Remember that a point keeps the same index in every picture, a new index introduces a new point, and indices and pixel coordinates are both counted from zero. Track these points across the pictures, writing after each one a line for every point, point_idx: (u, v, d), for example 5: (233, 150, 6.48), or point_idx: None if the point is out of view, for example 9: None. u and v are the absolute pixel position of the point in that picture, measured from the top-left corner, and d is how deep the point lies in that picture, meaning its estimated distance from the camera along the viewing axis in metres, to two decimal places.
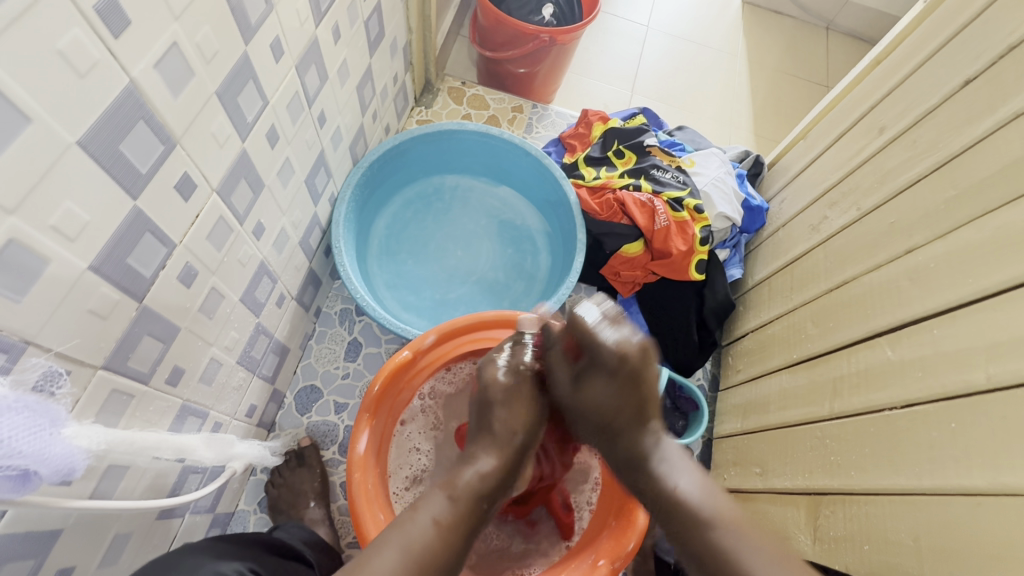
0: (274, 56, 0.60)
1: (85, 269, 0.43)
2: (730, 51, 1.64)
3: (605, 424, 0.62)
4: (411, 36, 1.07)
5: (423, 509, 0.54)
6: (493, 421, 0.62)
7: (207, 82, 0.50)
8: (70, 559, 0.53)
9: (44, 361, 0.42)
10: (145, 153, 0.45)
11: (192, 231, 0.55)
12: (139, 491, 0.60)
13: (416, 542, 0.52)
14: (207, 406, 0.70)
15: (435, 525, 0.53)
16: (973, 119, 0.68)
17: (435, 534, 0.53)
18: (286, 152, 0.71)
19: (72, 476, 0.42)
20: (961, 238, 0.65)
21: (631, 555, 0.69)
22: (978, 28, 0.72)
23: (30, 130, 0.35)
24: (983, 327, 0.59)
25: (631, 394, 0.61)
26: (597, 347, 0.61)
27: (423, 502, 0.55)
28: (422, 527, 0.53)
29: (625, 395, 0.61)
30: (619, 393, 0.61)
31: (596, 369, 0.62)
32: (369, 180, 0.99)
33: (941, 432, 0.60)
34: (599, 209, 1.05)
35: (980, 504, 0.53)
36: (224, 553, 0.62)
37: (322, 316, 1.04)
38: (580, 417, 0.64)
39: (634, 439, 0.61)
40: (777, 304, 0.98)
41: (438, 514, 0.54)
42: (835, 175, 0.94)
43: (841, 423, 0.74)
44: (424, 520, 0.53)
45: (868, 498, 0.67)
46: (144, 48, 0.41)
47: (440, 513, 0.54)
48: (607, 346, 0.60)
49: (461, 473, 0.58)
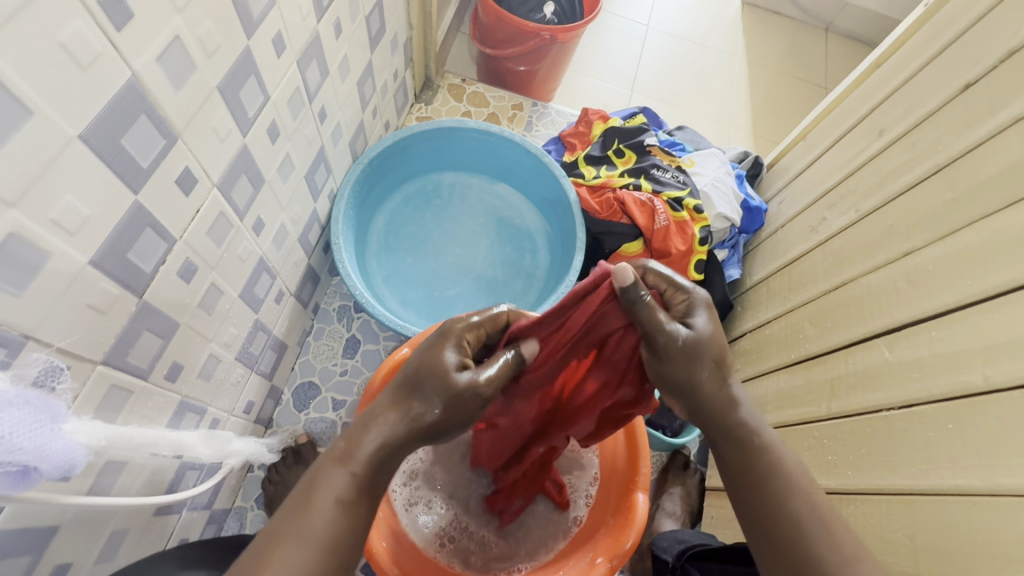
0: (276, 51, 0.59)
1: (85, 264, 0.43)
2: (729, 51, 1.64)
3: (705, 368, 0.54)
4: (412, 32, 1.07)
5: (322, 488, 0.47)
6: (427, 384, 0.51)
7: (209, 76, 0.49)
8: (68, 555, 0.53)
9: (45, 356, 0.41)
10: (146, 147, 0.45)
11: (193, 226, 0.55)
12: (136, 487, 0.60)
13: (316, 527, 0.45)
14: (205, 402, 0.69)
15: (335, 505, 0.47)
16: (972, 123, 0.69)
17: (337, 514, 0.46)
18: (287, 147, 0.70)
19: (72, 472, 0.41)
20: (959, 241, 0.65)
21: (629, 553, 0.69)
22: (979, 32, 0.72)
23: (32, 123, 0.35)
24: (979, 330, 0.59)
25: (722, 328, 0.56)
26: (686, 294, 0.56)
27: (322, 481, 0.47)
28: (326, 513, 0.46)
29: (721, 341, 0.55)
30: (715, 340, 0.55)
31: (694, 319, 0.55)
32: (369, 176, 0.98)
33: (937, 432, 0.60)
34: (599, 208, 1.05)
35: (974, 504, 0.54)
36: (192, 563, 0.62)
37: (320, 313, 1.04)
38: (677, 366, 0.54)
39: (716, 391, 0.55)
40: (775, 304, 0.98)
41: (341, 493, 0.47)
42: (834, 177, 0.94)
43: (837, 423, 0.75)
44: (325, 502, 0.46)
45: (865, 497, 0.67)
46: (147, 41, 0.41)
47: (342, 490, 0.47)
48: (696, 326, 0.54)
49: (360, 440, 0.49)
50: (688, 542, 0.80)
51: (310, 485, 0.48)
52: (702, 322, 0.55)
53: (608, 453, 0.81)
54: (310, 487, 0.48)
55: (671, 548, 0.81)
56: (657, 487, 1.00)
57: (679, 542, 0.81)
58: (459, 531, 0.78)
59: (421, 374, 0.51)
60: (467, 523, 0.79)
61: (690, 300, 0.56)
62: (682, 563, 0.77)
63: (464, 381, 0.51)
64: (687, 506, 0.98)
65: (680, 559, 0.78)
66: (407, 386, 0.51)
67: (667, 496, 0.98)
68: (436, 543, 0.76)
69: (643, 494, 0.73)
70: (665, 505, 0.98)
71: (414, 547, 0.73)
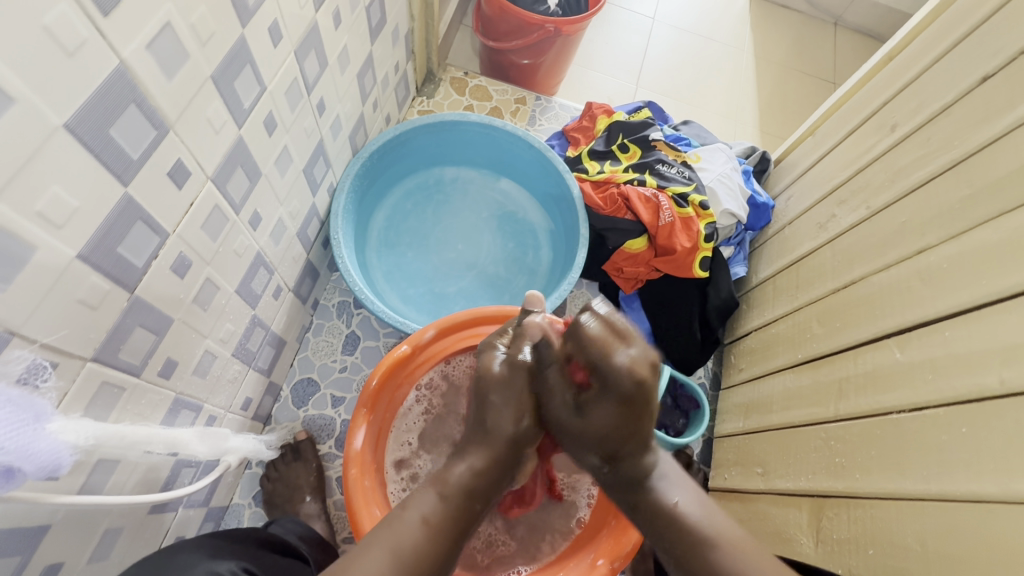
0: (272, 41, 0.58)
1: (72, 258, 0.41)
2: (736, 45, 1.62)
3: (613, 444, 0.59)
4: (414, 24, 1.05)
5: (413, 507, 0.54)
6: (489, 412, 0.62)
7: (202, 65, 0.48)
8: (59, 555, 0.52)
9: (28, 353, 0.40)
10: (137, 138, 0.43)
11: (186, 221, 0.53)
12: (130, 485, 0.59)
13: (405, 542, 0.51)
14: (200, 399, 0.68)
15: (423, 524, 0.53)
16: (989, 117, 0.67)
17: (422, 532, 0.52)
18: (285, 140, 0.69)
19: (58, 472, 0.40)
20: (976, 238, 0.63)
21: (630, 556, 0.68)
22: (997, 24, 0.70)
23: (15, 109, 0.33)
24: (995, 330, 0.57)
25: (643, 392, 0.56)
26: (610, 366, 0.56)
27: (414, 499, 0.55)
28: (412, 529, 0.53)
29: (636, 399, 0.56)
30: (636, 411, 0.56)
31: (609, 379, 0.56)
32: (369, 171, 0.97)
33: (951, 435, 0.59)
34: (602, 203, 1.03)
35: (990, 511, 0.52)
36: (216, 552, 0.61)
37: (320, 309, 1.03)
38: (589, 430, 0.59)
39: (635, 462, 0.59)
40: (782, 302, 0.97)
41: (426, 512, 0.54)
42: (845, 173, 0.92)
43: (846, 425, 0.73)
44: (413, 518, 0.53)
45: (874, 501, 0.66)
46: (136, 28, 0.40)
47: (428, 511, 0.54)
48: (619, 376, 0.56)
49: (450, 472, 0.58)
50: None
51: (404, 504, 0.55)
52: (620, 361, 0.56)
53: None
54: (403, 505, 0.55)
55: None
56: None
57: None
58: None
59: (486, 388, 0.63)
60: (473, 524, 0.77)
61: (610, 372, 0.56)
62: None
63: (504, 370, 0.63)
64: None
65: None
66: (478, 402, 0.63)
67: None
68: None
69: None
70: None
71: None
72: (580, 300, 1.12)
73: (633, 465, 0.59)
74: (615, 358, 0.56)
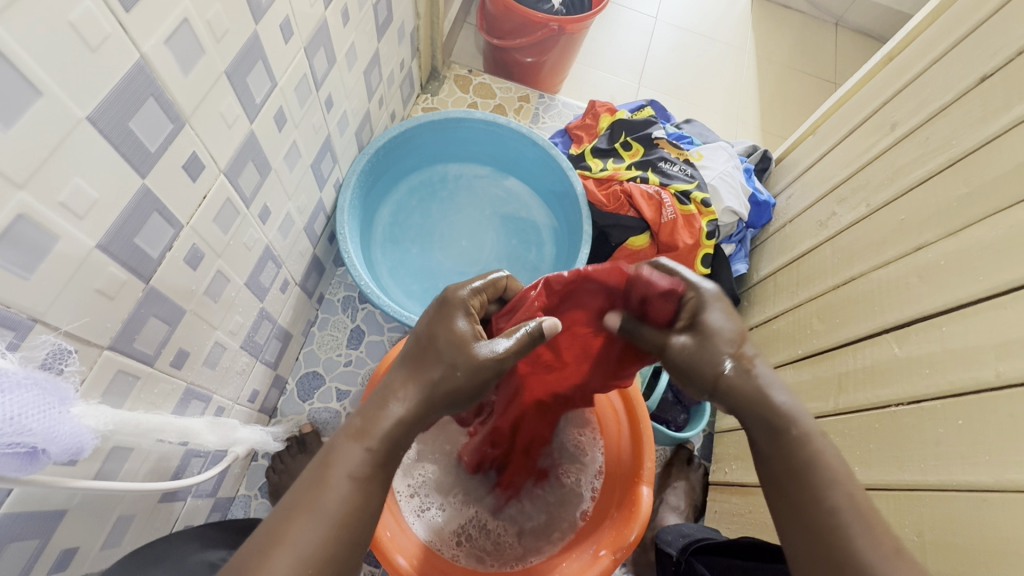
0: (284, 37, 0.59)
1: (92, 247, 0.42)
2: (738, 45, 1.63)
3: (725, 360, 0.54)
4: (419, 22, 1.06)
5: (336, 464, 0.46)
6: (431, 364, 0.52)
7: (217, 61, 0.49)
8: (75, 540, 0.53)
9: (52, 339, 0.41)
10: (154, 131, 0.44)
11: (200, 212, 0.54)
12: (142, 473, 0.60)
13: (330, 506, 0.44)
14: (210, 390, 0.69)
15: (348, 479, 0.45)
16: (989, 116, 0.68)
17: (353, 490, 0.45)
18: (293, 135, 0.70)
19: (80, 456, 0.41)
20: (973, 235, 0.64)
21: (633, 546, 0.69)
22: (994, 27, 0.71)
23: (41, 103, 0.34)
24: (991, 325, 0.58)
25: (736, 326, 0.56)
26: (708, 319, 0.56)
27: (336, 455, 0.46)
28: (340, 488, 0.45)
29: (738, 336, 0.56)
30: (731, 326, 0.56)
31: (706, 318, 0.56)
32: (375, 167, 0.98)
33: (948, 428, 0.60)
34: (606, 200, 1.04)
35: (986, 500, 0.53)
36: (213, 542, 0.63)
37: (325, 303, 1.04)
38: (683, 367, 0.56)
39: (744, 376, 0.54)
40: (783, 299, 0.98)
41: (353, 469, 0.46)
42: (845, 171, 0.93)
43: (846, 418, 0.75)
44: (339, 479, 0.45)
45: (871, 493, 0.67)
46: (155, 24, 0.40)
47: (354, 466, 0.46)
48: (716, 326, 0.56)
49: (378, 416, 0.49)
50: (692, 535, 0.80)
51: (324, 460, 0.46)
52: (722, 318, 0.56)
53: (613, 446, 0.80)
54: (324, 460, 0.46)
55: (674, 542, 0.80)
56: (660, 482, 1.00)
57: (682, 536, 0.80)
58: (478, 529, 0.78)
59: (433, 338, 0.53)
60: (486, 521, 0.78)
61: (699, 297, 0.57)
62: (687, 557, 0.76)
63: (451, 335, 0.53)
64: (690, 501, 0.98)
65: (684, 552, 0.77)
66: (417, 355, 0.53)
67: (671, 489, 0.99)
68: (453, 540, 0.75)
69: (647, 488, 0.72)
70: (668, 498, 0.98)
71: (425, 546, 0.72)
72: None
73: (739, 382, 0.54)
74: (700, 285, 0.58)
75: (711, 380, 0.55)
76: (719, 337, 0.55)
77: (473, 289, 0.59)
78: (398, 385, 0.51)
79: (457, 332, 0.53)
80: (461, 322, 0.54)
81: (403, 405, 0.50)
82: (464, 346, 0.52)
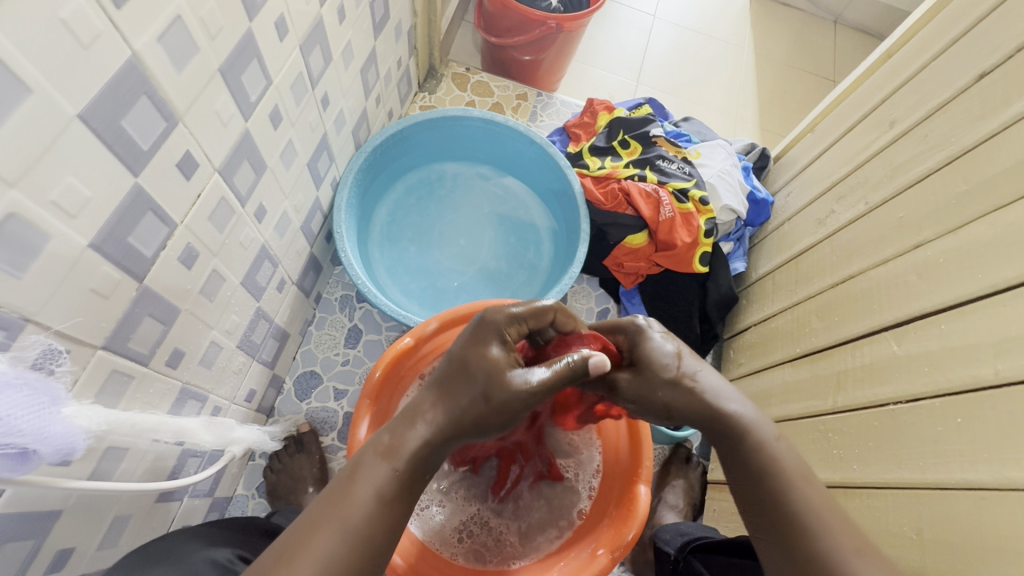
0: (279, 34, 0.58)
1: (86, 247, 0.42)
2: (737, 43, 1.62)
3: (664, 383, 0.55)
4: (416, 20, 1.06)
5: (364, 480, 0.46)
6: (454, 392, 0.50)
7: (211, 58, 0.49)
8: (70, 540, 0.53)
9: (44, 338, 0.41)
10: (147, 130, 0.44)
11: (194, 211, 0.54)
12: (138, 473, 0.59)
13: (356, 518, 0.45)
14: (206, 389, 0.69)
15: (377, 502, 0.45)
16: (988, 113, 0.67)
17: (375, 511, 0.45)
18: (289, 134, 0.70)
19: (73, 456, 0.41)
20: (972, 233, 0.64)
21: (631, 545, 0.69)
22: (993, 23, 0.71)
23: (32, 101, 0.34)
24: (989, 322, 0.58)
25: (675, 346, 0.57)
26: (644, 349, 0.57)
27: (363, 471, 0.47)
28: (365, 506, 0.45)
29: (676, 358, 0.56)
30: (669, 351, 0.56)
31: (640, 349, 0.57)
32: (372, 166, 0.98)
33: (946, 426, 0.60)
34: (604, 199, 1.04)
35: (984, 498, 0.53)
36: (215, 540, 0.62)
37: (323, 302, 1.03)
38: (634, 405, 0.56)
39: (692, 390, 0.54)
40: (780, 297, 0.98)
41: (382, 488, 0.46)
42: (843, 169, 0.93)
43: (844, 416, 0.75)
44: (366, 495, 0.45)
45: (869, 491, 0.67)
46: (148, 20, 0.40)
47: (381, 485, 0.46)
48: (652, 355, 0.56)
49: (405, 436, 0.48)
50: (690, 534, 0.79)
51: (350, 476, 0.47)
52: (660, 345, 0.57)
53: (611, 444, 0.80)
54: (352, 477, 0.47)
55: (673, 541, 0.80)
56: (659, 480, 1.00)
57: (681, 534, 0.80)
58: (479, 525, 0.77)
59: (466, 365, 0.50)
60: (486, 517, 0.78)
61: (628, 333, 0.59)
62: (684, 556, 0.76)
63: (483, 364, 0.50)
64: (688, 499, 0.98)
65: (682, 551, 0.77)
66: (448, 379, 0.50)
67: (670, 488, 0.99)
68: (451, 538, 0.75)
69: (646, 486, 0.72)
70: (667, 497, 0.98)
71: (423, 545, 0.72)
72: (581, 295, 1.13)
73: (688, 401, 0.54)
74: (633, 321, 0.59)
75: (660, 406, 0.55)
76: (656, 365, 0.55)
77: (513, 316, 0.56)
78: (427, 406, 0.49)
79: (489, 362, 0.50)
80: (495, 350, 0.52)
81: (428, 426, 0.48)
82: (501, 377, 0.49)
